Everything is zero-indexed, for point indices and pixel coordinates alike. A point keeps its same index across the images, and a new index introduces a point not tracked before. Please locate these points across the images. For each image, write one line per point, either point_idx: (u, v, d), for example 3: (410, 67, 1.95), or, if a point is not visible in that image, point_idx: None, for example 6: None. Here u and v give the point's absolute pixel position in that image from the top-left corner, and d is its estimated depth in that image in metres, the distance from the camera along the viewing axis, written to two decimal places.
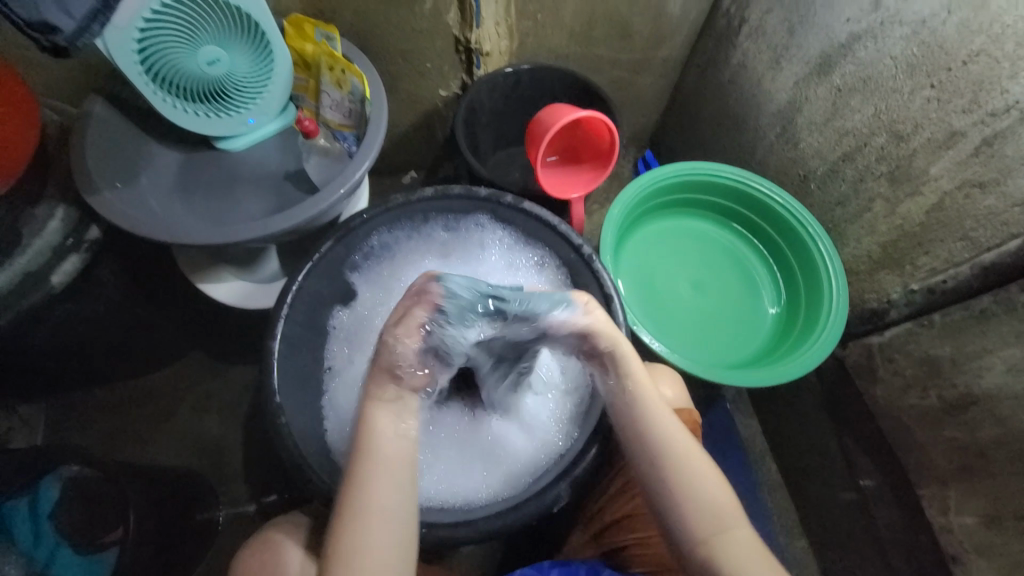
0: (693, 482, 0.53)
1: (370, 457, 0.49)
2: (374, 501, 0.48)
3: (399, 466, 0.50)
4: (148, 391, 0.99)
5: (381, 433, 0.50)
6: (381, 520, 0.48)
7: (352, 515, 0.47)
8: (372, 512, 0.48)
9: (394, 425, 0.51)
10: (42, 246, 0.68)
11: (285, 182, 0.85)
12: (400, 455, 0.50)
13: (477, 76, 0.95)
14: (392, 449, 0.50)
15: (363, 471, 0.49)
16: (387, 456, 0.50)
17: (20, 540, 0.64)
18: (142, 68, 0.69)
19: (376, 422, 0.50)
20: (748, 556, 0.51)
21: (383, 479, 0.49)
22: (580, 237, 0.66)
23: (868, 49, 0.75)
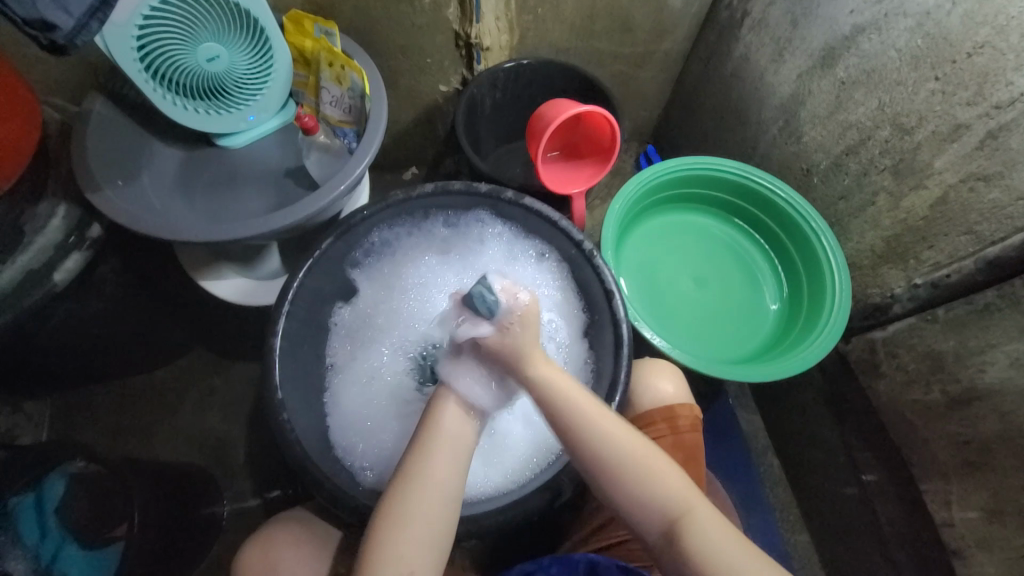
0: (643, 476, 0.49)
1: (435, 429, 0.51)
2: (430, 477, 0.48)
3: (461, 444, 0.51)
4: (153, 387, 1.00)
5: (450, 410, 0.53)
6: (435, 490, 0.48)
7: (409, 482, 0.48)
8: (428, 483, 0.48)
9: (462, 406, 0.53)
10: (44, 243, 0.69)
11: (286, 179, 0.86)
12: (463, 435, 0.52)
13: (477, 71, 0.94)
14: (455, 427, 0.52)
15: (428, 441, 0.51)
16: (451, 432, 0.51)
17: (26, 537, 0.63)
18: (142, 65, 0.69)
19: (442, 403, 0.53)
20: (714, 530, 0.48)
21: (443, 458, 0.50)
22: (580, 232, 0.65)
23: (872, 41, 0.74)
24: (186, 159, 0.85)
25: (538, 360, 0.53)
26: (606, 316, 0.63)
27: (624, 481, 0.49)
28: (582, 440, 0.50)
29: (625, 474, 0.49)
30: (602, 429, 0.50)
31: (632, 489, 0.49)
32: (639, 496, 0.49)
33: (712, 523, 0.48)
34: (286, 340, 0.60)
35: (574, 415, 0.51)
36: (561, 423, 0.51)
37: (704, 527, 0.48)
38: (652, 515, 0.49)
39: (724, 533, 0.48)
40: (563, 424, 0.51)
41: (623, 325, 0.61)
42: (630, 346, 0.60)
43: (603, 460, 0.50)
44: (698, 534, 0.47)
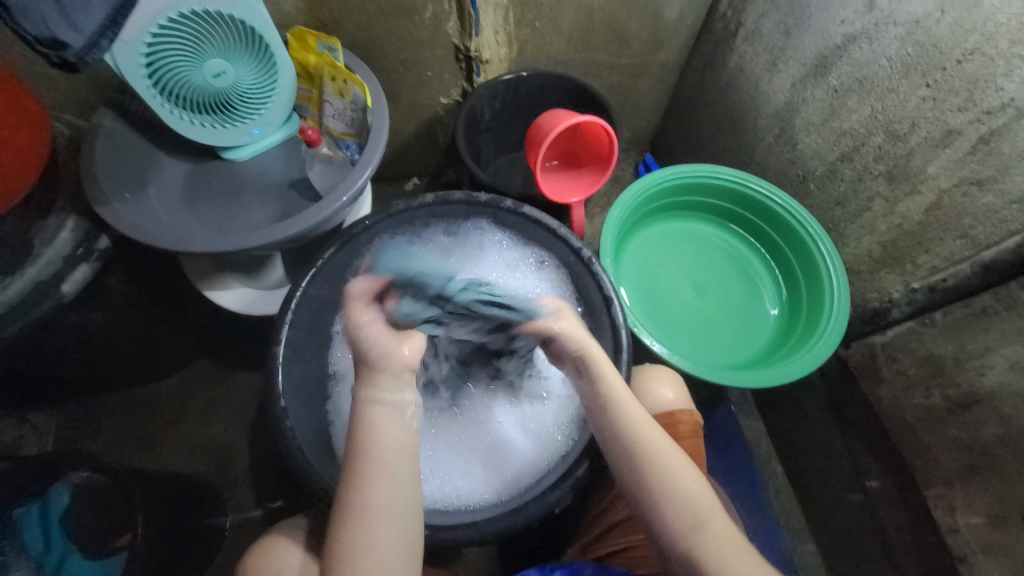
0: (675, 478, 0.53)
1: (367, 448, 0.49)
2: (374, 500, 0.48)
3: (395, 459, 0.49)
4: (157, 397, 1.01)
5: (378, 427, 0.50)
6: (385, 520, 0.48)
7: (354, 510, 0.47)
8: (372, 513, 0.48)
9: (390, 415, 0.50)
10: (52, 256, 0.70)
11: (289, 191, 0.87)
12: (392, 449, 0.49)
13: (476, 83, 0.97)
14: (387, 438, 0.50)
15: (362, 466, 0.49)
16: (383, 446, 0.49)
17: (32, 548, 0.65)
18: (150, 81, 0.71)
19: (374, 420, 0.50)
20: (726, 543, 0.51)
21: (383, 476, 0.49)
22: (580, 240, 0.67)
23: (863, 50, 0.76)
24: (192, 171, 0.86)
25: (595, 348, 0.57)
26: (605, 322, 0.63)
27: (656, 479, 0.53)
28: (621, 436, 0.55)
29: (659, 472, 0.53)
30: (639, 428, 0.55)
31: (662, 492, 0.52)
32: (668, 497, 0.52)
33: (727, 530, 0.52)
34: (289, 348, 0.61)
35: (620, 411, 0.55)
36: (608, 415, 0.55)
37: (717, 536, 0.51)
38: (674, 520, 0.52)
39: (737, 539, 0.52)
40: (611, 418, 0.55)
41: (622, 331, 0.62)
42: (629, 350, 0.61)
43: (643, 457, 0.54)
44: (714, 537, 0.51)
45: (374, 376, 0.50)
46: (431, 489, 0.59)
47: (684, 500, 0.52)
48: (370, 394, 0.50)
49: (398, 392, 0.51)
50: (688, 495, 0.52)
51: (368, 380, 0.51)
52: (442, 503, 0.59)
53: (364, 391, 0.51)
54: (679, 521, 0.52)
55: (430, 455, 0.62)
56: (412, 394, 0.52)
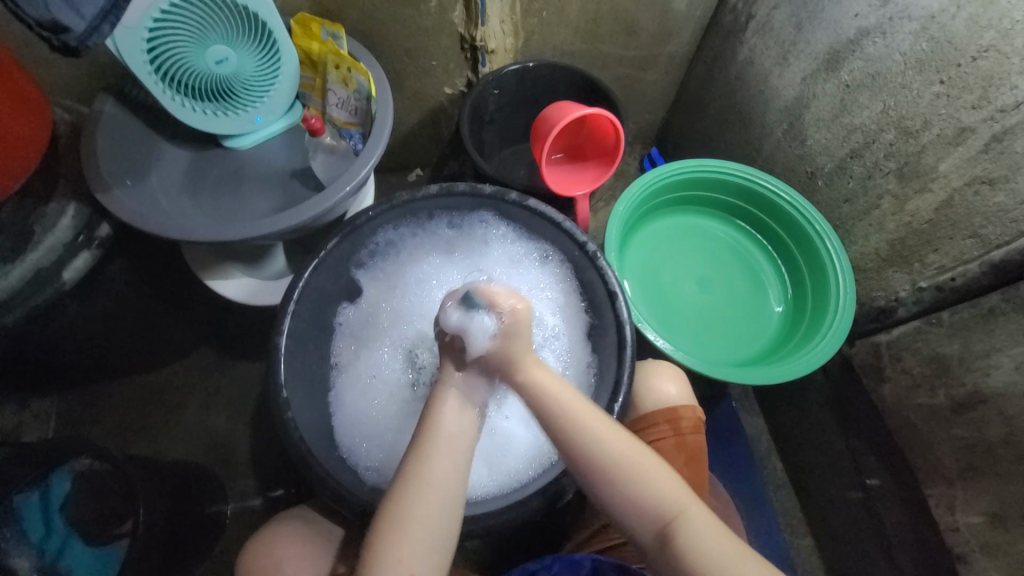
0: (639, 480, 0.49)
1: (436, 429, 0.50)
2: (431, 480, 0.47)
3: (461, 442, 0.50)
4: (159, 385, 1.01)
5: (448, 411, 0.52)
6: (438, 500, 0.47)
7: (411, 484, 0.47)
8: (433, 494, 0.47)
9: (464, 403, 0.53)
10: (53, 243, 0.69)
11: (292, 180, 0.86)
12: (461, 433, 0.51)
13: (482, 73, 0.95)
14: (456, 425, 0.51)
15: (428, 445, 0.49)
16: (452, 430, 0.50)
17: (31, 531, 0.67)
18: (151, 67, 0.70)
19: (444, 403, 0.52)
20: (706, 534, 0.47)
21: (444, 455, 0.49)
22: (585, 234, 0.66)
23: (877, 44, 0.75)
24: (193, 158, 0.86)
25: (532, 363, 0.53)
26: (608, 318, 0.63)
27: (617, 484, 0.49)
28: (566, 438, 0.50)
29: (620, 475, 0.49)
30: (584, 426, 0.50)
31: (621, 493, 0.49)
32: (633, 499, 0.48)
33: (706, 523, 0.48)
34: (291, 339, 0.61)
35: (566, 421, 0.50)
36: (555, 427, 0.50)
37: (698, 528, 0.47)
38: (643, 517, 0.48)
39: (717, 532, 0.48)
40: (558, 429, 0.50)
41: (626, 327, 0.61)
42: (632, 347, 0.60)
43: (598, 464, 0.49)
44: (691, 536, 0.47)
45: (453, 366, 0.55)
46: None
47: (651, 501, 0.48)
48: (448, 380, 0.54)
49: (470, 386, 0.54)
50: (653, 495, 0.48)
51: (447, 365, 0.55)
52: None
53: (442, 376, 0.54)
54: (649, 523, 0.48)
55: None
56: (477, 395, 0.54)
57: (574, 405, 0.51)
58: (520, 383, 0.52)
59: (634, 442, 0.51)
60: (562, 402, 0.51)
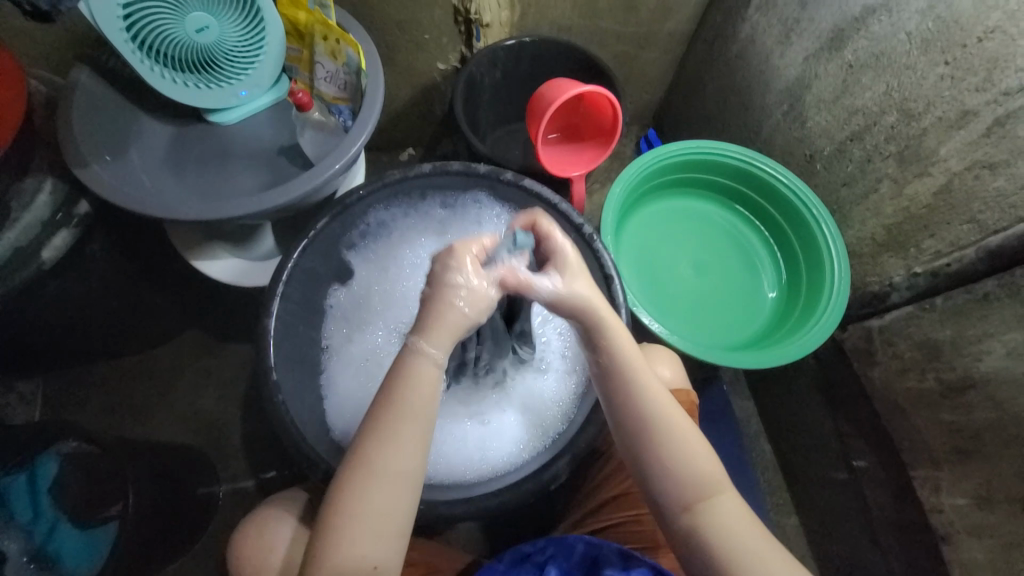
0: (686, 455, 0.50)
1: (398, 410, 0.45)
2: (391, 463, 0.44)
3: (424, 419, 0.46)
4: (146, 367, 0.99)
5: (418, 381, 0.46)
6: (396, 483, 0.44)
7: (363, 469, 0.44)
8: (391, 477, 0.44)
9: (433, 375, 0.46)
10: (31, 221, 0.67)
11: (279, 157, 0.84)
12: (427, 410, 0.46)
13: (476, 49, 0.92)
14: (421, 402, 0.46)
15: (390, 423, 0.45)
16: (417, 412, 0.45)
17: (20, 515, 0.65)
18: (128, 35, 0.66)
19: (413, 373, 0.46)
20: (738, 523, 0.49)
21: (407, 437, 0.45)
22: (580, 215, 0.65)
23: (882, 23, 0.73)
24: (176, 132, 0.82)
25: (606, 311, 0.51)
26: (604, 302, 0.62)
27: (664, 454, 0.49)
28: (628, 407, 0.50)
29: (671, 446, 0.50)
30: (646, 398, 0.50)
31: (667, 470, 0.49)
32: (677, 477, 0.49)
33: (737, 511, 0.49)
34: (280, 321, 0.59)
35: (631, 385, 0.50)
36: (618, 384, 0.51)
37: (729, 516, 0.49)
38: (681, 497, 0.49)
39: (745, 519, 0.49)
40: (620, 392, 0.51)
41: (622, 311, 0.61)
42: (628, 330, 0.60)
43: (650, 437, 0.50)
44: (721, 517, 0.49)
45: (430, 329, 0.46)
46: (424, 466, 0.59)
47: (692, 480, 0.49)
48: (415, 349, 0.46)
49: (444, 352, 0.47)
50: (697, 471, 0.49)
51: (427, 329, 0.46)
52: (435, 478, 0.58)
53: (412, 339, 0.46)
54: (685, 501, 0.49)
55: None
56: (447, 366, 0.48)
57: (640, 372, 0.51)
58: (599, 322, 0.51)
59: (685, 418, 0.51)
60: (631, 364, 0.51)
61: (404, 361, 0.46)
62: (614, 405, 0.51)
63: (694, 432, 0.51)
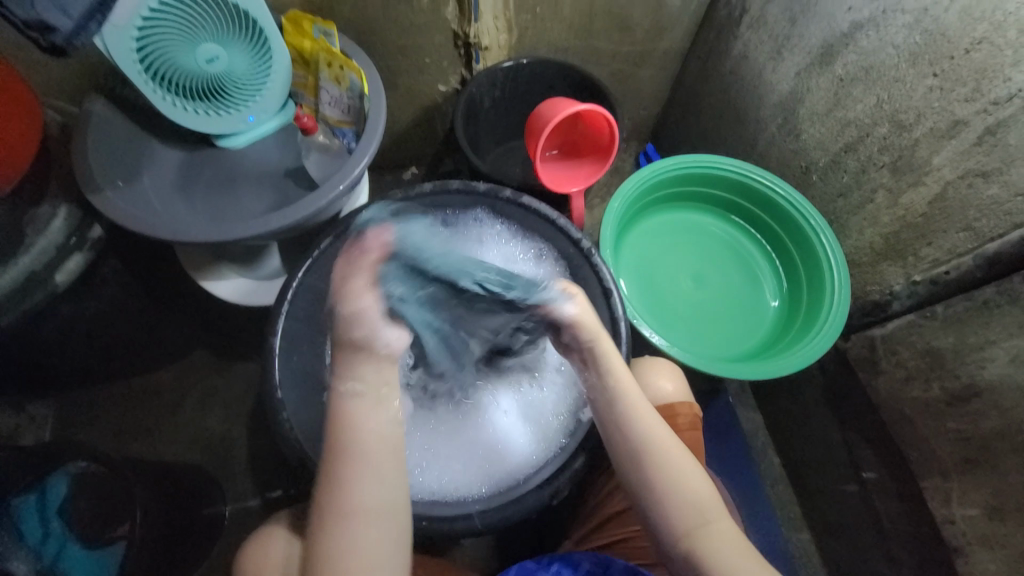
0: (681, 481, 0.51)
1: (356, 450, 0.47)
2: (361, 500, 0.46)
3: (387, 452, 0.48)
4: (154, 387, 1.01)
5: (365, 420, 0.47)
6: (376, 518, 0.46)
7: (337, 510, 0.46)
8: (366, 513, 0.46)
9: (382, 407, 0.48)
10: (46, 245, 0.69)
11: (285, 179, 0.86)
12: (384, 442, 0.47)
13: (476, 70, 0.95)
14: (376, 433, 0.47)
15: (349, 465, 0.46)
16: (375, 446, 0.47)
17: (29, 537, 0.63)
18: (141, 66, 0.69)
19: (355, 416, 0.47)
20: (732, 549, 0.49)
21: (371, 472, 0.47)
22: (579, 231, 0.66)
23: (870, 38, 0.74)
24: (186, 158, 0.85)
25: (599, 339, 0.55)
26: (604, 315, 0.63)
27: (659, 481, 0.51)
28: (622, 431, 0.53)
29: (665, 472, 0.51)
30: (640, 421, 0.53)
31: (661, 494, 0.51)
32: (670, 501, 0.50)
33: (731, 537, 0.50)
34: (284, 339, 0.61)
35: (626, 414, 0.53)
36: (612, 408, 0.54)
37: (723, 542, 0.49)
38: (675, 520, 0.50)
39: (742, 547, 0.49)
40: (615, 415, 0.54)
41: (621, 323, 0.61)
42: (629, 344, 0.60)
43: (644, 461, 0.52)
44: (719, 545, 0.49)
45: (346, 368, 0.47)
46: (427, 481, 0.59)
47: (686, 505, 0.50)
48: (345, 390, 0.47)
49: (372, 382, 0.48)
50: (690, 497, 0.50)
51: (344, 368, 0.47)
52: (439, 495, 0.58)
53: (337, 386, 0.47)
54: (679, 524, 0.50)
55: (424, 447, 0.61)
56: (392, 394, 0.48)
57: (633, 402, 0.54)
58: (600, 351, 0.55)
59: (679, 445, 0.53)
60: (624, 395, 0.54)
61: (341, 406, 0.47)
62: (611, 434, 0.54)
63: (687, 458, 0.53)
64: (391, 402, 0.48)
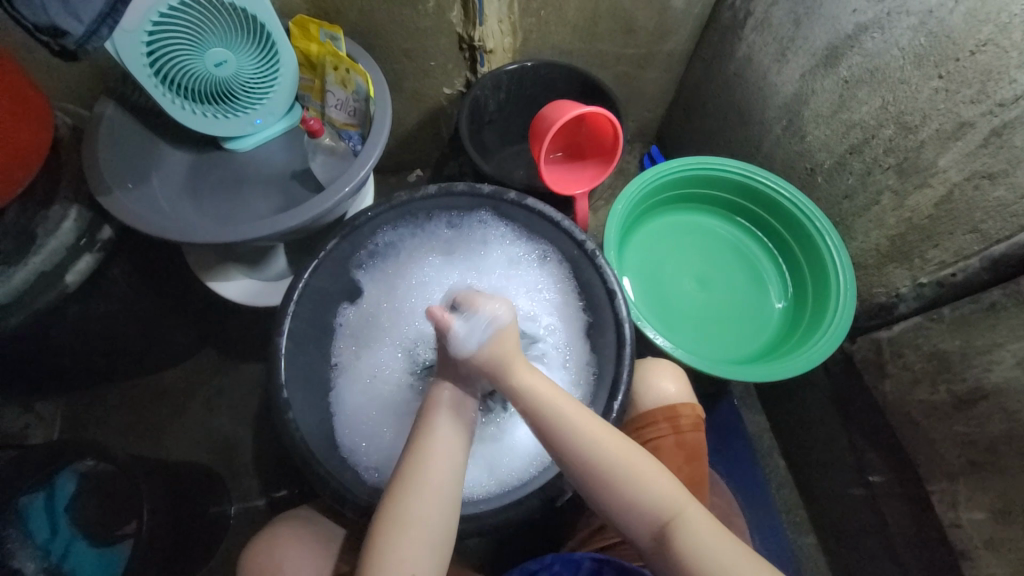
0: (634, 480, 0.50)
1: (434, 433, 0.52)
2: (431, 476, 0.49)
3: (456, 444, 0.52)
4: (161, 387, 1.02)
5: (444, 412, 0.54)
6: (436, 498, 0.49)
7: (406, 488, 0.49)
8: (432, 489, 0.49)
9: (450, 415, 0.53)
10: (56, 246, 0.70)
11: (292, 182, 0.87)
12: (455, 435, 0.52)
13: (480, 73, 0.95)
14: (439, 454, 0.51)
15: (427, 444, 0.51)
16: (446, 434, 0.52)
17: (37, 535, 0.66)
18: (151, 70, 0.70)
19: (439, 407, 0.54)
20: (704, 535, 0.48)
21: (441, 457, 0.51)
22: (583, 232, 0.66)
23: (875, 39, 0.74)
24: (194, 161, 0.86)
25: (521, 367, 0.54)
26: (608, 317, 0.63)
27: (612, 487, 0.50)
28: (564, 452, 0.51)
29: (617, 479, 0.50)
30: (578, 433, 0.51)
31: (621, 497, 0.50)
32: (631, 501, 0.50)
33: (700, 522, 0.48)
34: (291, 339, 0.61)
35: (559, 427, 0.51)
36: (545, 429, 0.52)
37: (694, 529, 0.48)
38: (641, 519, 0.49)
39: (714, 533, 0.48)
40: (550, 434, 0.52)
41: (626, 325, 0.61)
42: (631, 344, 0.60)
43: (593, 470, 0.50)
44: (689, 536, 0.48)
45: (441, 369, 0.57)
46: None
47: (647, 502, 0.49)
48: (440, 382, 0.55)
49: (458, 393, 0.56)
50: (651, 493, 0.49)
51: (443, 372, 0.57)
52: None
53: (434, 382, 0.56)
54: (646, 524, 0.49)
55: None
56: (469, 400, 0.56)
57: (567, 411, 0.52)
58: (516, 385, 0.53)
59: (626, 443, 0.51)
60: (558, 407, 0.52)
61: (434, 396, 0.55)
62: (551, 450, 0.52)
63: (639, 455, 0.51)
64: (466, 406, 0.55)
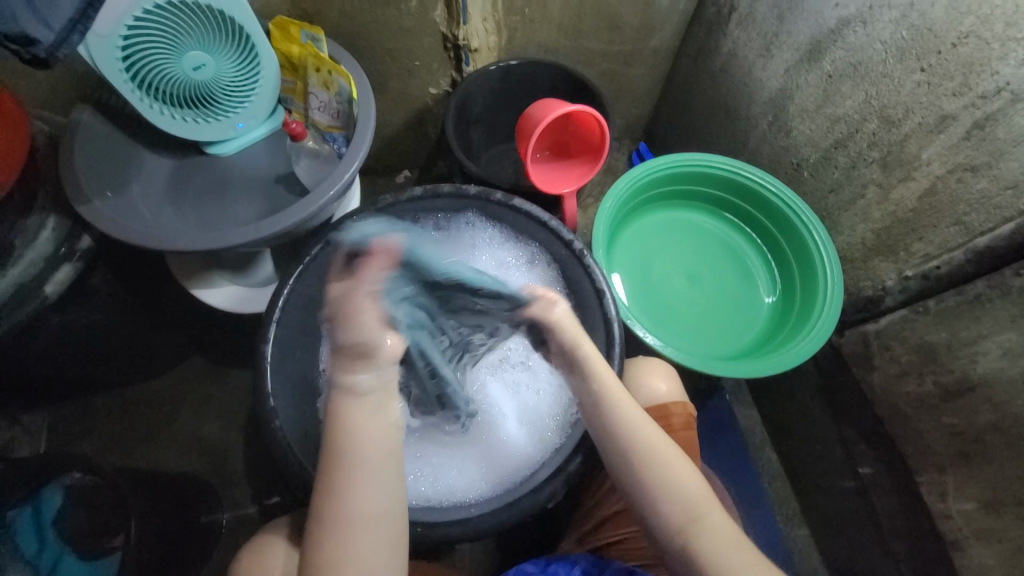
0: (669, 473, 0.52)
1: (354, 457, 0.44)
2: (363, 508, 0.44)
3: (388, 460, 0.45)
4: (150, 397, 1.00)
5: (358, 421, 0.45)
6: (374, 526, 0.44)
7: (336, 530, 0.43)
8: (365, 520, 0.44)
9: (370, 422, 0.45)
10: (34, 257, 0.67)
11: (276, 186, 0.86)
12: (381, 449, 0.45)
13: (466, 72, 0.95)
14: (371, 446, 0.45)
15: (347, 472, 0.44)
16: (377, 449, 0.45)
17: (25, 549, 0.66)
18: (128, 75, 0.69)
19: (347, 417, 0.45)
20: (726, 539, 0.50)
21: (370, 481, 0.44)
22: (570, 231, 0.66)
23: (857, 33, 0.74)
24: (176, 166, 0.85)
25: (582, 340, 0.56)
26: (596, 317, 0.62)
27: (653, 475, 0.52)
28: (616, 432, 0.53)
29: (657, 470, 0.52)
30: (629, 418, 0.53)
31: (655, 487, 0.52)
32: (664, 492, 0.52)
33: (723, 527, 0.51)
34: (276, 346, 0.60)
35: (614, 409, 0.53)
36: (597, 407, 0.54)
37: (717, 531, 0.50)
38: (672, 512, 0.51)
39: (734, 539, 0.51)
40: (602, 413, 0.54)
41: (614, 323, 0.61)
42: (620, 343, 0.60)
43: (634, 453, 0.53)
44: (711, 533, 0.50)
45: (346, 359, 0.45)
46: (424, 487, 0.59)
47: (679, 497, 0.51)
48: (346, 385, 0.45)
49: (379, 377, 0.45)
50: (682, 489, 0.52)
51: (343, 364, 0.45)
52: (434, 501, 0.58)
53: (336, 381, 0.45)
54: (676, 518, 0.51)
55: (418, 455, 0.61)
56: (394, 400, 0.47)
57: (621, 393, 0.55)
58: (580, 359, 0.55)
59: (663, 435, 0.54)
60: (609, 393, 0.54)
61: (337, 405, 0.45)
62: (598, 431, 0.54)
63: (676, 451, 0.54)
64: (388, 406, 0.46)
